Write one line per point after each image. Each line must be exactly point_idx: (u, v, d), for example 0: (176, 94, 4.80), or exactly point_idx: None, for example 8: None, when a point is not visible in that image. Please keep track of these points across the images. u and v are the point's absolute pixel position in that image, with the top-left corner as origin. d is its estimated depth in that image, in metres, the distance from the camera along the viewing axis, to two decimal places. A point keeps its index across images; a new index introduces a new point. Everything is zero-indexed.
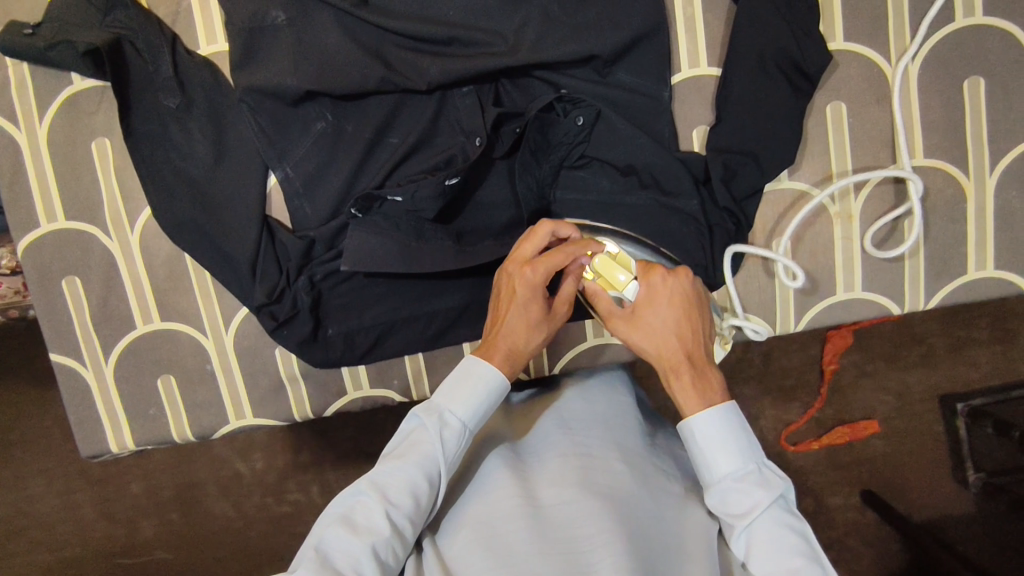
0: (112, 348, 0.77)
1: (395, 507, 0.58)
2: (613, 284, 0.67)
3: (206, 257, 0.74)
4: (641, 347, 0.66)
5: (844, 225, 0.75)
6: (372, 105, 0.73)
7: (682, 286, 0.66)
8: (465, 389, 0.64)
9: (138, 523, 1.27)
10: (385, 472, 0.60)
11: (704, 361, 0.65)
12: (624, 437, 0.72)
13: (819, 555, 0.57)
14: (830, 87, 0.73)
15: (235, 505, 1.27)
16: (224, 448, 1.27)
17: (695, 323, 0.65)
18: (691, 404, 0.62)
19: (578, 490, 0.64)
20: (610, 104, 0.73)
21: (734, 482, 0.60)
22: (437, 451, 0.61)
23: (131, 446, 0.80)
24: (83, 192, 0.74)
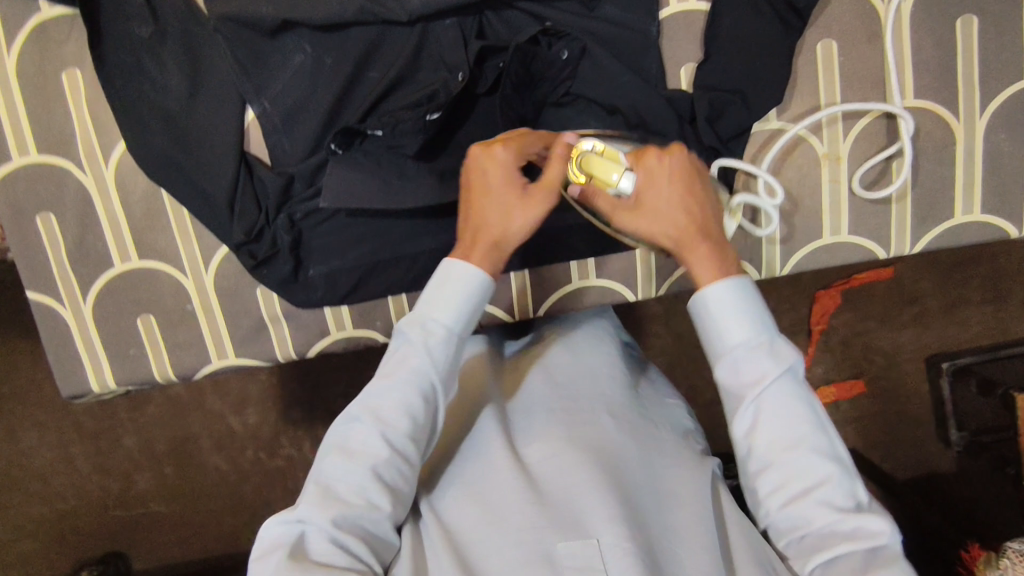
0: (90, 286, 0.76)
1: (390, 428, 0.59)
2: (602, 180, 0.63)
3: (184, 193, 0.73)
4: (653, 236, 0.64)
5: (832, 166, 0.74)
6: (353, 37, 0.71)
7: (678, 162, 0.63)
8: (445, 295, 0.63)
9: (133, 476, 1.29)
10: (375, 395, 0.61)
11: (716, 231, 0.64)
12: (612, 381, 0.73)
13: (826, 423, 0.59)
14: (821, 24, 0.71)
15: (228, 459, 1.28)
16: (219, 402, 1.27)
17: (701, 196, 0.63)
18: (710, 276, 0.61)
19: (566, 444, 0.65)
20: (597, 38, 0.71)
21: (744, 354, 0.59)
22: (428, 365, 0.62)
23: (112, 386, 0.79)
24: (55, 125, 0.72)
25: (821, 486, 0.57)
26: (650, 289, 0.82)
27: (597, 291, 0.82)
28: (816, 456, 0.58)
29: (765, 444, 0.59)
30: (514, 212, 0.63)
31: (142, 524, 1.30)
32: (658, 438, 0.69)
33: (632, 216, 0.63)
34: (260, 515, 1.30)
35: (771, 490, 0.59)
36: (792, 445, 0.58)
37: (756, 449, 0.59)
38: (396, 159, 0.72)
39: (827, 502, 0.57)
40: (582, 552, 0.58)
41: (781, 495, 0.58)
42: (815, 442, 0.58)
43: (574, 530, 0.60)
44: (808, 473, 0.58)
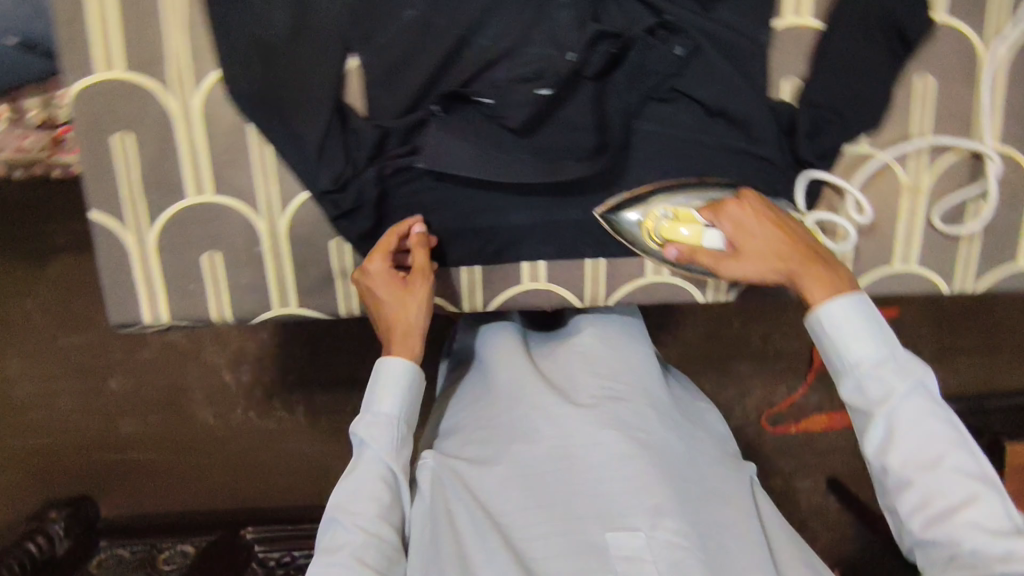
0: (159, 215, 0.74)
1: (358, 516, 0.68)
2: (694, 241, 0.72)
3: (274, 133, 0.71)
4: (762, 276, 0.69)
5: (911, 199, 0.76)
6: (469, 0, 0.70)
7: (756, 206, 0.70)
8: (386, 393, 0.72)
9: (116, 422, 1.25)
10: (345, 491, 0.69)
11: (820, 252, 0.68)
12: (646, 373, 0.75)
13: (965, 437, 0.61)
14: (925, 58, 0.73)
15: (217, 416, 1.26)
16: (216, 356, 1.23)
17: (790, 226, 0.68)
18: (820, 292, 0.66)
19: (611, 431, 0.68)
20: (711, 39, 0.72)
21: (871, 369, 0.63)
22: (381, 455, 0.71)
23: (166, 320, 0.77)
24: (147, 43, 0.69)
25: (970, 504, 0.58)
26: (718, 293, 0.80)
27: (668, 288, 0.80)
28: (959, 472, 0.59)
29: (902, 459, 0.61)
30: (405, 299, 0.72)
31: (121, 470, 1.27)
32: (693, 435, 0.74)
33: (738, 262, 0.69)
34: (254, 475, 1.28)
35: (910, 508, 0.61)
36: (932, 462, 0.60)
37: (893, 465, 0.61)
38: (495, 132, 0.72)
39: (979, 521, 0.58)
40: (628, 544, 0.62)
41: (922, 513, 0.60)
42: (960, 459, 0.60)
43: (619, 517, 0.64)
44: (954, 490, 0.59)
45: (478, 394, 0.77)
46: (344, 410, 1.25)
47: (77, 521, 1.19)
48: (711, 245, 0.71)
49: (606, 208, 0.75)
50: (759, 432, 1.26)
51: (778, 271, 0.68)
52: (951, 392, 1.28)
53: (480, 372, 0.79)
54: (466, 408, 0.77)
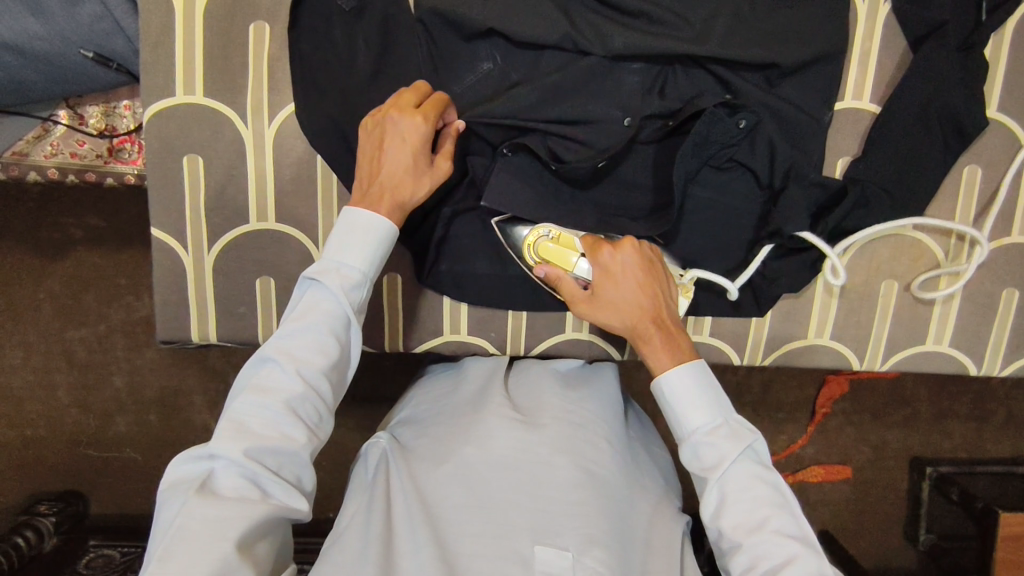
0: (218, 238, 0.75)
1: (306, 366, 0.61)
2: (563, 266, 0.71)
3: (343, 167, 0.72)
4: (610, 324, 0.69)
5: (949, 282, 0.79)
6: (545, 58, 0.73)
7: (630, 255, 0.69)
8: (355, 238, 0.65)
9: (112, 418, 1.25)
10: (287, 337, 0.62)
11: (670, 323, 0.70)
12: (608, 409, 0.75)
13: (790, 504, 0.64)
14: (973, 150, 0.76)
15: (217, 421, 1.26)
16: (220, 362, 1.24)
17: (654, 285, 0.69)
18: (662, 365, 0.68)
19: (558, 455, 0.68)
20: (773, 114, 0.74)
21: (705, 437, 0.66)
22: (342, 306, 0.64)
23: (212, 339, 0.78)
24: (229, 71, 0.71)
25: (791, 563, 0.60)
26: (756, 356, 0.81)
27: (707, 349, 0.81)
28: (782, 535, 0.62)
29: (734, 524, 0.64)
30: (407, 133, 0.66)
31: (113, 471, 1.26)
32: (644, 476, 0.74)
33: (587, 304, 0.69)
34: None
35: (743, 568, 0.62)
36: (757, 525, 0.63)
37: (725, 527, 0.64)
38: (557, 184, 0.74)
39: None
40: (554, 560, 0.62)
41: None
42: (783, 521, 0.63)
43: (550, 536, 0.63)
44: (777, 551, 0.61)
45: (445, 397, 0.76)
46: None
47: (64, 519, 1.18)
48: (579, 277, 0.71)
49: (505, 220, 0.74)
50: None
51: (621, 322, 0.69)
52: (944, 456, 1.28)
53: (453, 375, 0.79)
54: (431, 402, 0.76)
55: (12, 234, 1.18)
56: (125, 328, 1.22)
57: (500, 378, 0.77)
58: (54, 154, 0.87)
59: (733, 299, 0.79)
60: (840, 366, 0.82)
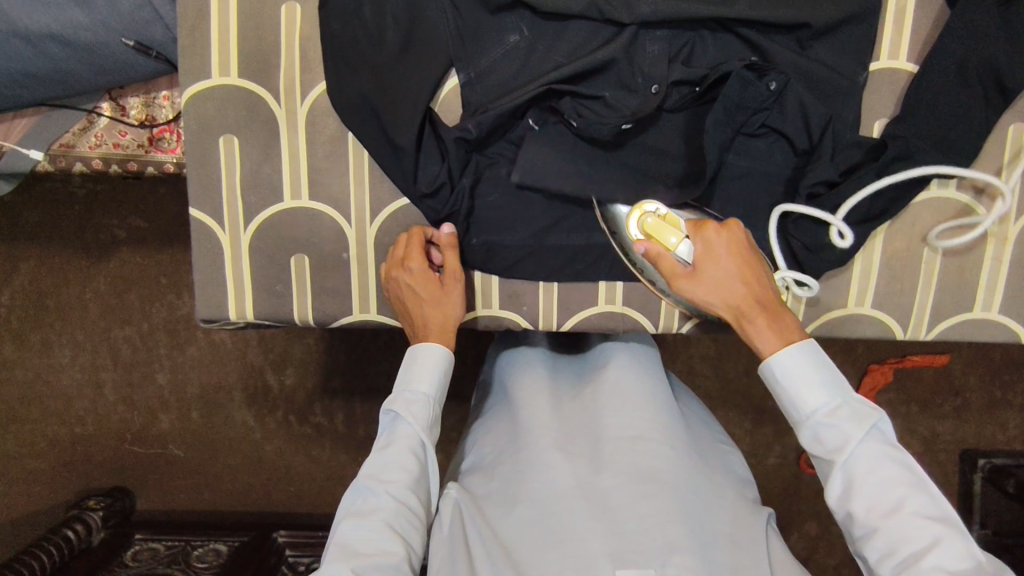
0: (255, 217, 0.76)
1: (392, 484, 0.66)
2: (664, 246, 0.67)
3: (375, 142, 0.74)
4: (710, 303, 0.65)
5: (997, 247, 0.76)
6: (572, 29, 0.73)
7: (737, 237, 0.66)
8: (420, 365, 0.71)
9: (156, 414, 1.28)
10: (377, 464, 0.67)
11: (775, 302, 0.65)
12: (657, 400, 0.73)
13: (926, 484, 0.58)
14: (1020, 108, 0.73)
15: (256, 415, 1.28)
16: (258, 357, 1.26)
17: (758, 270, 0.64)
18: (769, 344, 0.63)
19: (617, 463, 0.66)
20: (802, 76, 0.73)
21: (824, 419, 0.60)
22: (418, 430, 0.69)
23: (250, 318, 0.79)
24: (262, 53, 0.73)
25: (936, 546, 0.55)
26: (795, 328, 0.79)
27: None
28: (921, 517, 0.56)
29: (866, 508, 0.58)
30: (435, 302, 0.73)
31: (157, 464, 1.30)
32: (709, 468, 0.71)
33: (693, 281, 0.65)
34: (293, 479, 1.29)
35: (880, 553, 0.57)
36: (893, 508, 0.57)
37: (858, 512, 0.59)
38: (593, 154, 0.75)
39: (945, 566, 0.54)
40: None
41: (891, 561, 0.57)
42: (919, 501, 0.57)
43: (625, 554, 0.61)
44: (918, 534, 0.56)
45: (502, 428, 0.75)
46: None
47: (112, 513, 1.22)
48: (680, 257, 0.66)
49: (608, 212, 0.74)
50: None
51: (730, 303, 0.64)
52: (998, 447, 1.23)
53: (504, 401, 0.78)
54: (491, 435, 0.75)
55: (58, 232, 1.23)
56: (167, 325, 1.26)
57: (549, 396, 0.75)
58: (98, 145, 0.90)
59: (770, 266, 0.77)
60: (885, 338, 0.79)
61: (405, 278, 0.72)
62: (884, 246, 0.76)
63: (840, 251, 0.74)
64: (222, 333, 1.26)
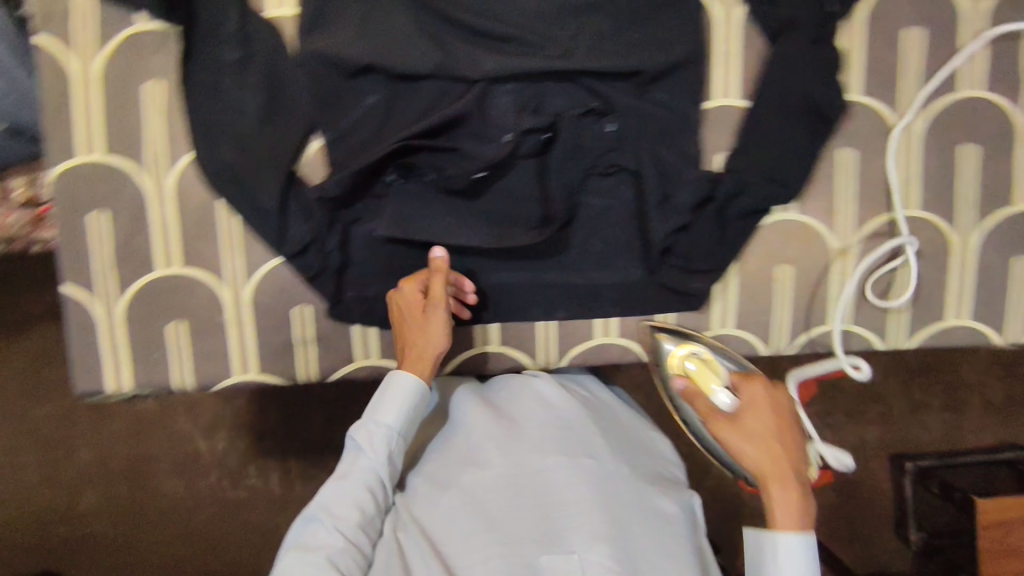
0: (128, 286, 0.78)
1: (341, 521, 0.69)
2: (703, 388, 0.70)
3: (241, 207, 0.76)
4: (744, 458, 0.65)
5: (841, 262, 0.81)
6: (426, 87, 0.76)
7: (782, 409, 0.67)
8: (388, 399, 0.74)
9: (81, 492, 1.24)
10: (329, 498, 0.71)
11: (802, 461, 0.65)
12: (590, 414, 0.80)
13: None
14: (845, 133, 0.79)
15: (188, 483, 1.25)
16: (185, 424, 1.25)
17: (790, 441, 0.65)
18: (785, 518, 0.62)
19: (551, 467, 0.74)
20: (643, 118, 0.78)
21: None
22: (377, 466, 0.73)
23: (128, 387, 0.80)
24: (126, 129, 0.75)
25: None
26: None
27: (614, 349, 0.84)
28: None
29: None
30: (416, 330, 0.75)
31: (81, 547, 1.25)
32: (637, 468, 0.78)
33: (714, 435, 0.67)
34: (223, 546, 1.27)
35: None
36: None
37: None
38: (454, 203, 0.78)
39: None
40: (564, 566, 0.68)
41: None
42: None
43: (555, 544, 0.70)
44: None
45: (449, 437, 0.80)
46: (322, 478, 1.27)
47: None
48: (715, 403, 0.68)
49: (654, 324, 0.81)
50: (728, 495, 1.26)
51: (757, 469, 0.64)
52: (925, 449, 1.26)
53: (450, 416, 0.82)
54: (437, 446, 0.80)
55: None
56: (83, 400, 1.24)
57: (496, 419, 0.79)
58: None
59: (634, 296, 0.82)
60: (748, 353, 0.84)
61: (396, 300, 0.76)
62: (739, 269, 0.81)
63: (688, 275, 0.80)
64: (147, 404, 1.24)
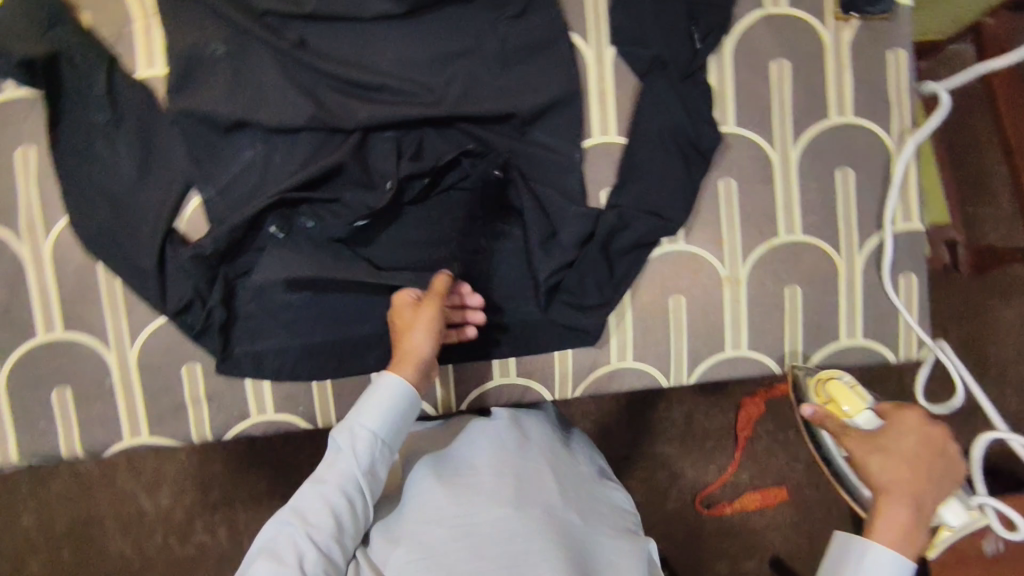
0: (9, 356, 0.76)
1: (314, 530, 0.63)
2: (845, 410, 0.75)
3: (120, 269, 0.75)
4: (880, 481, 0.67)
5: (732, 289, 0.82)
6: (302, 139, 0.76)
7: (932, 434, 0.69)
8: (370, 399, 0.68)
9: (25, 559, 1.23)
10: (303, 499, 0.65)
11: (926, 467, 0.67)
12: (554, 461, 0.75)
13: None
14: (724, 164, 0.80)
15: (134, 543, 1.23)
16: (129, 481, 1.23)
17: (935, 451, 0.68)
18: (886, 532, 0.65)
19: (516, 507, 0.67)
20: (523, 159, 0.79)
21: None
22: (356, 473, 0.66)
23: (15, 459, 0.77)
24: (0, 197, 0.75)
25: None
26: (566, 390, 0.83)
27: (515, 390, 0.83)
28: None
29: None
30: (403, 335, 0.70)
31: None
32: (600, 520, 0.72)
33: (856, 462, 0.71)
34: None
35: None
36: None
37: None
38: (331, 243, 0.77)
39: None
40: None
41: None
42: None
43: None
44: None
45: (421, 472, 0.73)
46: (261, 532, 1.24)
47: None
48: (857, 423, 0.74)
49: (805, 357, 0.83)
50: (674, 526, 1.24)
51: (881, 486, 0.67)
52: None
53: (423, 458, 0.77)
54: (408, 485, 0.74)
55: None
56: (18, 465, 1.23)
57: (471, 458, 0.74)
58: None
59: (531, 334, 0.81)
60: (650, 385, 0.84)
61: (392, 315, 0.72)
62: (632, 302, 0.81)
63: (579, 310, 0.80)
64: (86, 465, 1.22)
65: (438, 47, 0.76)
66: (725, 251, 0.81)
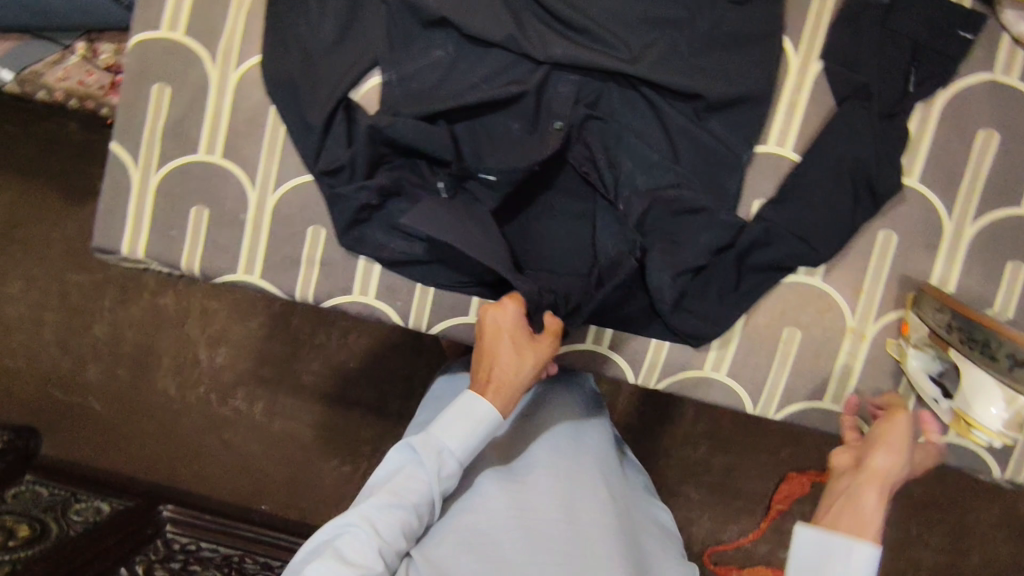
0: (168, 161, 0.81)
1: (386, 542, 0.61)
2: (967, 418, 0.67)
3: (290, 117, 0.79)
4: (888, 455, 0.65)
5: (854, 342, 0.78)
6: (490, 56, 0.78)
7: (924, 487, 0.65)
8: (465, 426, 0.66)
9: (85, 365, 1.33)
10: (374, 507, 0.62)
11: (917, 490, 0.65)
12: (612, 487, 0.74)
13: None
14: (891, 215, 0.77)
15: (182, 386, 1.31)
16: (198, 332, 1.30)
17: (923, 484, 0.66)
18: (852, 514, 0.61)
19: (576, 532, 0.67)
20: (693, 143, 0.77)
21: None
22: (431, 488, 0.65)
23: (140, 255, 0.83)
24: (211, 19, 0.80)
25: None
26: (650, 379, 0.82)
27: (600, 362, 0.82)
28: None
29: None
30: (511, 362, 0.68)
31: (75, 414, 1.34)
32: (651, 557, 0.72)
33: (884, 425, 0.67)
34: (193, 451, 1.32)
35: None
36: None
37: None
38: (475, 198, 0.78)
39: None
40: None
41: None
42: None
43: None
44: None
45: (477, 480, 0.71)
46: (301, 420, 1.29)
47: (11, 449, 1.22)
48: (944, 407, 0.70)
49: None
50: None
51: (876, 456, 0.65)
52: None
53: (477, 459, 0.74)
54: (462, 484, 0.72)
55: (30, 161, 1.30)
56: (119, 280, 1.32)
57: (529, 473, 0.72)
58: (63, 78, 0.96)
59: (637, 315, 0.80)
60: (735, 406, 0.82)
61: (494, 323, 0.69)
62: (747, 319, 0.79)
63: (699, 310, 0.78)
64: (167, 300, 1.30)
65: (651, 8, 0.76)
66: (861, 302, 0.78)
